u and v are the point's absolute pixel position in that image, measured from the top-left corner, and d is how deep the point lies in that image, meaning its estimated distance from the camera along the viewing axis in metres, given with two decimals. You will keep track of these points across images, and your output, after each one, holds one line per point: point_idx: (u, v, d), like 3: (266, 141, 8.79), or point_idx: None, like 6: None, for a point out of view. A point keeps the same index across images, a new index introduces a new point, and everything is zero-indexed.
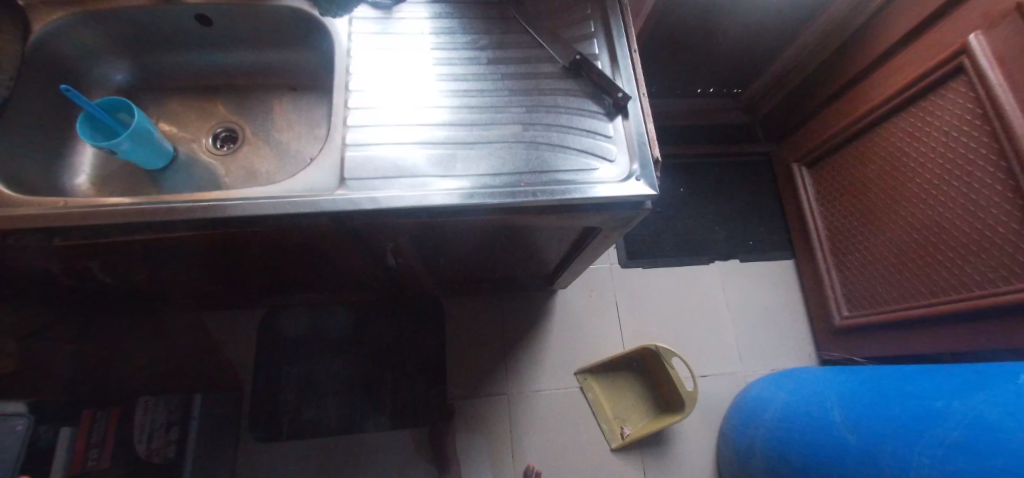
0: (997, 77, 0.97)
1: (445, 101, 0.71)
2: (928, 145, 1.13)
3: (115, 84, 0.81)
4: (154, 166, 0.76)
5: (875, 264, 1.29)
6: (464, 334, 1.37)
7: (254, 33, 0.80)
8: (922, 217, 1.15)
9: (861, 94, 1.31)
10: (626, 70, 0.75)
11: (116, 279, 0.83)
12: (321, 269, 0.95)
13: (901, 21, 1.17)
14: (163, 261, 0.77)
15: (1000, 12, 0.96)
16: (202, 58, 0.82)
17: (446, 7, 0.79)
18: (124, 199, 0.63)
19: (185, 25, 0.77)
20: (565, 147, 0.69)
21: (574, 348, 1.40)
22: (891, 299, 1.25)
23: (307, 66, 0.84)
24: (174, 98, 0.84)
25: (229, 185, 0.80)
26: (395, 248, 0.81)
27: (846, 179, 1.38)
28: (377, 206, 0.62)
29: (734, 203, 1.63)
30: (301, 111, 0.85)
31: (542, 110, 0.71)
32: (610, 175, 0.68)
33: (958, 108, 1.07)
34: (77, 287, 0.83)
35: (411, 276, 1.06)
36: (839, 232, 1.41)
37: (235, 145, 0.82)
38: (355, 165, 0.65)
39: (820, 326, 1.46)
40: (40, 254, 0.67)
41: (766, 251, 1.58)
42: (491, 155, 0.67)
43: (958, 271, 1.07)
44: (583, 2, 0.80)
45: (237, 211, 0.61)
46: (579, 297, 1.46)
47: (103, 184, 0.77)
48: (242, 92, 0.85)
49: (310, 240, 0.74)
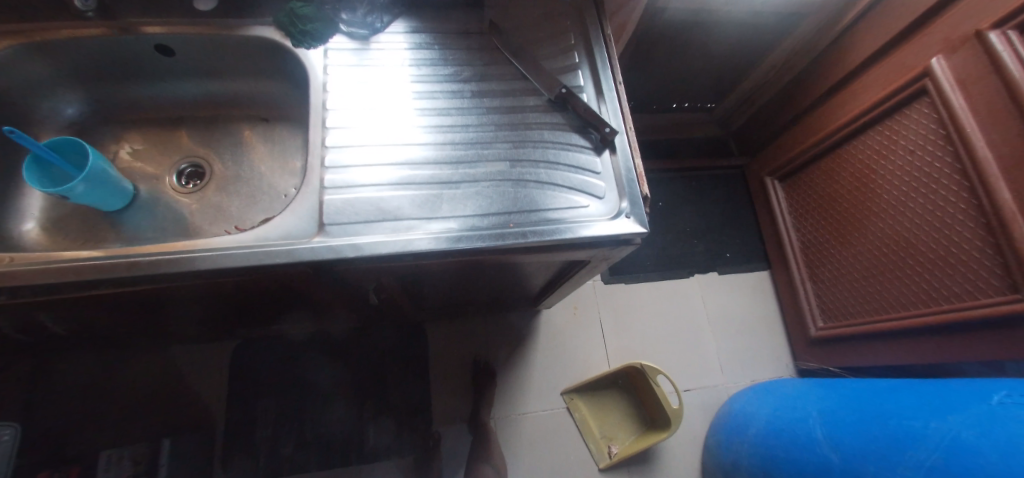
0: (959, 100, 1.01)
1: (427, 138, 0.68)
2: (895, 163, 1.17)
3: (67, 118, 0.74)
4: (113, 207, 0.72)
5: (846, 277, 1.32)
6: (446, 359, 1.35)
7: (221, 63, 0.75)
8: (890, 232, 1.19)
9: (830, 111, 1.35)
10: (611, 103, 0.74)
11: (70, 328, 0.76)
12: (297, 305, 0.90)
13: (867, 42, 1.21)
14: (125, 309, 0.71)
15: (960, 38, 1.01)
16: (165, 89, 0.77)
17: (425, 37, 0.76)
18: (81, 253, 0.58)
19: (145, 55, 0.72)
20: (552, 184, 0.68)
21: (559, 367, 1.40)
22: (862, 311, 1.29)
23: (278, 96, 0.80)
24: (132, 131, 0.78)
25: (197, 225, 0.75)
26: (377, 286, 0.77)
27: (817, 193, 1.41)
28: (360, 253, 0.59)
29: (712, 216, 1.65)
30: (271, 143, 0.80)
31: (528, 145, 0.70)
32: (600, 212, 0.67)
33: (921, 128, 1.11)
34: (25, 337, 0.76)
35: (393, 307, 1.03)
36: (811, 245, 1.45)
37: (201, 182, 0.77)
38: (334, 209, 0.61)
39: (796, 337, 1.49)
40: None
41: (743, 262, 1.61)
42: (477, 194, 0.65)
43: (925, 286, 1.11)
44: (566, 32, 0.79)
45: (208, 264, 0.57)
46: (562, 315, 1.45)
47: (55, 229, 0.71)
48: (209, 124, 0.80)
49: (286, 283, 0.70)
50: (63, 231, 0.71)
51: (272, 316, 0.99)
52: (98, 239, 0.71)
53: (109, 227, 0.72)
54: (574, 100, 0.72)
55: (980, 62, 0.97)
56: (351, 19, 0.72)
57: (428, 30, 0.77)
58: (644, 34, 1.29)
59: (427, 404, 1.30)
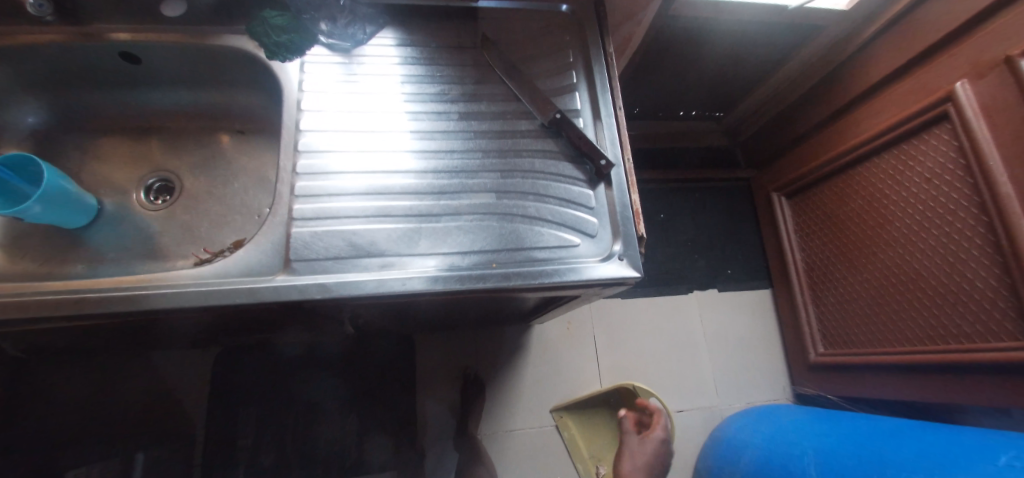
0: (983, 129, 0.95)
1: (408, 164, 0.63)
2: (908, 190, 1.11)
3: (29, 127, 0.69)
4: (75, 223, 0.68)
5: (850, 304, 1.28)
6: (434, 372, 1.30)
7: (192, 73, 0.70)
8: (900, 262, 1.14)
9: (842, 129, 1.28)
10: (609, 130, 0.68)
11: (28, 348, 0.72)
12: (272, 325, 0.86)
13: (887, 59, 1.14)
14: (84, 333, 0.67)
15: (989, 63, 0.94)
16: (132, 98, 0.72)
17: (410, 49, 0.70)
18: (34, 286, 0.54)
19: (108, 62, 0.67)
20: (541, 220, 0.63)
21: (549, 384, 1.36)
22: (865, 340, 1.24)
23: (253, 107, 0.75)
24: (99, 141, 0.72)
25: (164, 246, 0.70)
26: (352, 314, 0.73)
27: (824, 214, 1.35)
28: (327, 295, 0.55)
29: (715, 231, 1.59)
30: (245, 157, 0.75)
31: (517, 174, 0.65)
32: (591, 253, 0.62)
33: (938, 155, 1.04)
34: None
35: (374, 324, 0.98)
36: (815, 266, 1.39)
37: (171, 198, 0.73)
38: (303, 243, 0.57)
39: (795, 360, 1.45)
40: None
41: (744, 280, 1.55)
42: (459, 229, 0.61)
43: (933, 321, 1.07)
44: (564, 48, 0.74)
45: (163, 304, 0.52)
46: (555, 329, 1.40)
47: (12, 246, 0.66)
48: (180, 135, 0.75)
49: (253, 313, 0.66)
50: (20, 249, 0.66)
51: (247, 331, 0.95)
52: (60, 259, 0.67)
53: (72, 246, 0.68)
54: (569, 127, 0.67)
55: (1009, 90, 0.91)
56: (331, 30, 0.67)
57: (414, 42, 0.71)
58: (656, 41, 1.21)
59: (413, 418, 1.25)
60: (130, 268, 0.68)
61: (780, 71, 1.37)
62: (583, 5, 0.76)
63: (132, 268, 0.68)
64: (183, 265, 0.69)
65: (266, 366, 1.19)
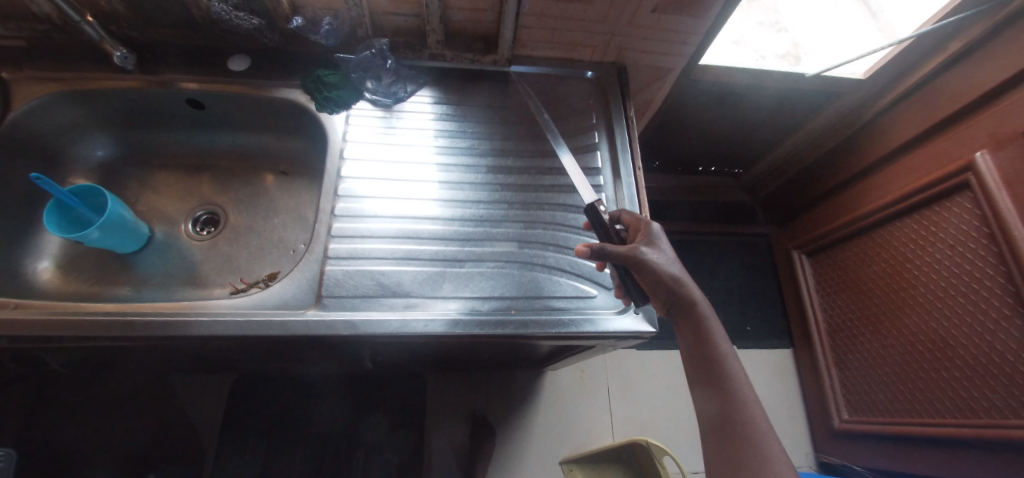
0: (1005, 201, 0.89)
1: (438, 210, 0.68)
2: (933, 256, 1.04)
3: (96, 160, 0.78)
4: (128, 249, 0.73)
5: (872, 369, 1.19)
6: (444, 411, 1.16)
7: (246, 120, 0.78)
8: (924, 328, 1.06)
9: (860, 195, 1.22)
10: (628, 188, 0.73)
11: (56, 358, 0.75)
12: (285, 358, 0.84)
13: (901, 128, 1.10)
14: (113, 352, 0.71)
15: (1009, 134, 0.89)
16: (194, 140, 0.80)
17: (444, 107, 0.77)
18: (97, 307, 0.59)
19: (176, 107, 0.75)
20: (560, 270, 0.66)
21: (563, 432, 1.19)
22: (889, 408, 1.16)
23: (295, 151, 0.81)
24: (158, 175, 0.80)
25: (204, 274, 0.75)
26: (368, 349, 0.72)
27: (845, 275, 1.27)
28: (352, 331, 0.58)
29: (736, 284, 1.51)
30: (287, 196, 0.80)
31: (539, 226, 0.69)
32: (607, 305, 0.65)
33: (961, 222, 0.98)
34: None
35: (384, 360, 0.93)
36: (835, 329, 1.31)
37: (215, 229, 0.78)
38: (335, 281, 0.62)
39: (819, 426, 1.34)
40: None
41: (765, 338, 1.45)
42: (483, 275, 0.64)
43: (962, 393, 0.99)
44: (587, 111, 0.79)
45: (198, 329, 0.57)
46: (568, 376, 1.25)
47: (66, 268, 0.72)
48: (228, 174, 0.81)
49: (275, 345, 0.68)
50: (75, 269, 0.72)
51: (243, 363, 0.92)
52: (109, 281, 0.72)
53: (121, 269, 0.73)
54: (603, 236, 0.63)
55: None
56: (376, 88, 0.75)
57: (448, 101, 0.77)
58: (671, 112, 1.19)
59: (418, 457, 1.10)
60: (172, 293, 0.72)
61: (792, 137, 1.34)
62: (606, 73, 0.81)
63: (173, 294, 0.72)
64: (220, 293, 0.73)
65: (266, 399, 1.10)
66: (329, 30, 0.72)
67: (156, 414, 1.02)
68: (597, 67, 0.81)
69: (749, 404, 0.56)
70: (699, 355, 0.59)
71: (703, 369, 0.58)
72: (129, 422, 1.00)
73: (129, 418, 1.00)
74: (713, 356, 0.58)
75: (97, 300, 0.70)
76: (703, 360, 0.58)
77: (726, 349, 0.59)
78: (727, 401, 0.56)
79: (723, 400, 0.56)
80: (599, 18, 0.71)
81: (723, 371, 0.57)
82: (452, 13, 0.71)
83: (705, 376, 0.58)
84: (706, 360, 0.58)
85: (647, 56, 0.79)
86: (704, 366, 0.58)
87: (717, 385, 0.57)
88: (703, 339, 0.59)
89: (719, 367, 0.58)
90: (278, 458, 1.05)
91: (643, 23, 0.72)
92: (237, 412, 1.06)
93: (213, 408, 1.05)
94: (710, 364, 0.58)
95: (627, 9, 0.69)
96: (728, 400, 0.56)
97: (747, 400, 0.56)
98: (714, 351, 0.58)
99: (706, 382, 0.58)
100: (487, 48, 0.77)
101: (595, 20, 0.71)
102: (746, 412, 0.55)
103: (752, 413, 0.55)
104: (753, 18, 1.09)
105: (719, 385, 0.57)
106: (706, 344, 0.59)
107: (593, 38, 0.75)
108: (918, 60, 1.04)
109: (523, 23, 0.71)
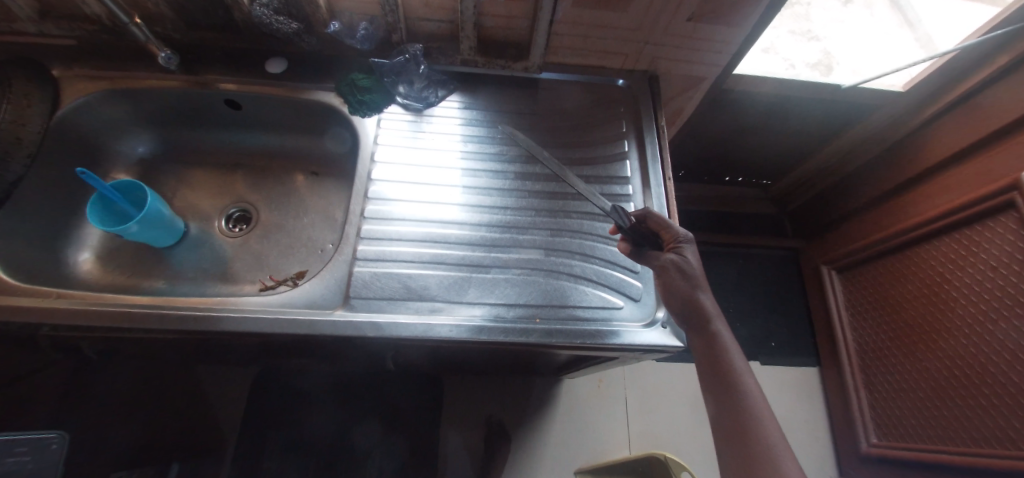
0: None
1: (465, 215, 0.68)
2: (974, 278, 0.99)
3: (137, 156, 0.80)
4: (164, 243, 0.75)
5: (904, 393, 1.14)
6: (460, 414, 1.16)
7: (281, 121, 0.80)
8: (961, 353, 1.01)
9: (893, 211, 1.17)
10: (658, 199, 0.71)
11: (90, 346, 0.78)
12: (307, 355, 0.85)
13: (941, 144, 1.05)
14: (145, 343, 0.72)
15: None
16: (230, 139, 0.82)
17: (473, 112, 0.77)
18: (135, 299, 0.61)
19: (214, 107, 0.77)
20: (586, 280, 0.66)
21: (579, 441, 1.18)
22: (921, 434, 1.11)
23: (325, 152, 0.83)
24: (194, 172, 0.82)
25: (234, 270, 0.76)
26: (390, 350, 0.73)
27: (877, 294, 1.21)
28: (378, 333, 0.59)
29: (762, 298, 1.46)
30: (316, 196, 0.82)
31: (565, 234, 0.69)
32: (634, 317, 0.64)
33: (1005, 243, 0.93)
34: (38, 344, 0.77)
35: (404, 361, 0.93)
36: (864, 349, 1.26)
37: (247, 227, 0.80)
38: (362, 282, 0.62)
39: (845, 449, 1.29)
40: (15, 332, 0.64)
41: (789, 355, 1.41)
42: (508, 282, 0.64)
43: (1002, 422, 0.94)
44: (617, 119, 0.78)
45: (229, 325, 0.58)
46: (586, 385, 1.24)
47: (105, 260, 0.74)
48: (261, 173, 0.83)
49: (299, 342, 0.68)
50: (114, 262, 0.74)
51: (266, 358, 0.93)
52: (144, 273, 0.74)
53: (156, 262, 0.75)
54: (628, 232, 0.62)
55: None
56: (407, 92, 0.76)
57: (477, 106, 0.78)
58: (699, 123, 1.17)
59: (432, 459, 1.10)
60: (204, 288, 0.74)
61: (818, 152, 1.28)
62: (638, 81, 0.80)
63: (205, 289, 0.74)
64: (250, 289, 0.75)
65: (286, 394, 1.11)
66: (364, 34, 0.74)
67: (180, 404, 1.05)
68: (628, 76, 0.80)
69: (764, 423, 0.54)
70: (712, 371, 0.57)
71: (718, 385, 0.56)
72: (155, 411, 1.03)
73: (155, 407, 1.03)
74: (725, 372, 0.56)
75: (134, 292, 0.72)
76: (715, 377, 0.56)
77: (740, 365, 0.56)
78: (740, 421, 0.54)
79: (738, 419, 0.54)
80: (632, 26, 0.70)
81: (736, 389, 0.55)
82: (485, 19, 0.71)
83: (718, 393, 0.56)
84: (719, 377, 0.56)
85: (680, 65, 0.78)
86: (717, 384, 0.56)
87: (731, 404, 0.55)
88: (715, 355, 0.57)
89: (732, 384, 0.55)
90: (296, 453, 1.06)
91: (677, 31, 0.71)
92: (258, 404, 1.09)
93: (235, 400, 1.07)
94: (723, 381, 0.56)
95: (661, 18, 0.68)
96: (742, 420, 0.54)
97: (763, 418, 0.54)
98: (727, 368, 0.56)
99: (719, 401, 0.55)
100: (519, 55, 0.77)
101: (628, 28, 0.70)
102: (761, 432, 0.53)
103: (769, 433, 0.53)
104: (784, 27, 1.06)
105: (734, 404, 0.54)
106: (719, 359, 0.57)
107: (626, 47, 0.75)
108: (963, 74, 0.98)
109: (556, 30, 0.71)
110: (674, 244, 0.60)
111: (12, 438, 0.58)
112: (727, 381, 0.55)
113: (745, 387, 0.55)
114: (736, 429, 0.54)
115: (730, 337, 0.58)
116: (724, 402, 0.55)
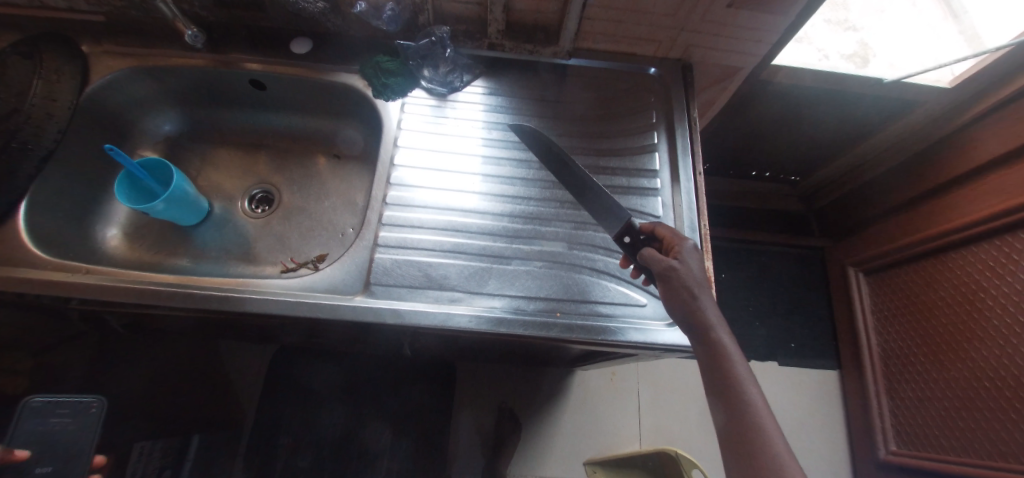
0: None
1: (486, 204, 0.67)
2: (1012, 287, 0.94)
3: (162, 134, 0.81)
4: (188, 222, 0.76)
5: (930, 402, 1.10)
6: (473, 397, 1.18)
7: (305, 102, 0.79)
8: (995, 364, 0.96)
9: (927, 214, 1.11)
10: (686, 194, 0.69)
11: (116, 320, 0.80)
12: (323, 337, 0.85)
13: (985, 144, 0.98)
14: (167, 319, 0.74)
15: None
16: (255, 119, 0.82)
17: (496, 99, 0.75)
18: (159, 278, 0.62)
19: (240, 87, 0.77)
20: (608, 275, 0.64)
21: (589, 433, 1.18)
22: (946, 445, 1.07)
23: (348, 135, 0.82)
24: (219, 152, 0.83)
25: (257, 251, 0.77)
26: (407, 336, 0.72)
27: (906, 299, 1.17)
28: (398, 320, 0.59)
29: (783, 297, 1.43)
30: (338, 179, 0.81)
31: (589, 227, 0.67)
32: (657, 315, 0.62)
33: None
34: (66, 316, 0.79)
35: (417, 348, 0.94)
36: (888, 354, 1.22)
37: (269, 208, 0.80)
38: (384, 269, 0.62)
39: (861, 454, 1.26)
40: (45, 303, 0.65)
41: (809, 356, 1.37)
42: (530, 274, 0.63)
43: None
44: (646, 109, 0.75)
45: (251, 307, 0.58)
46: (599, 377, 1.23)
47: (133, 236, 0.76)
48: (284, 155, 0.83)
49: (317, 325, 0.69)
50: (140, 238, 0.76)
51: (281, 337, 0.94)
52: (169, 251, 0.75)
53: (181, 240, 0.76)
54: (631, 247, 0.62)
55: None
56: (432, 76, 0.74)
57: (501, 93, 0.76)
58: (731, 116, 1.13)
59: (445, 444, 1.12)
60: (226, 267, 0.75)
61: (851, 150, 1.23)
62: (670, 70, 0.77)
63: (227, 268, 0.75)
64: (270, 270, 0.75)
65: (301, 375, 1.13)
66: (391, 15, 0.71)
67: (201, 380, 1.07)
68: (661, 63, 0.77)
69: (769, 432, 0.50)
70: (713, 376, 0.54)
71: (720, 395, 0.53)
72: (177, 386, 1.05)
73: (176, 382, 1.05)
74: (728, 378, 0.53)
75: (159, 270, 0.73)
76: (717, 382, 0.53)
77: (742, 370, 0.53)
78: (744, 431, 0.51)
79: (741, 429, 0.51)
80: (667, 12, 0.67)
81: (739, 395, 0.52)
82: (515, 2, 0.69)
83: (720, 399, 0.53)
84: (721, 383, 0.53)
85: (715, 54, 0.75)
86: (719, 390, 0.53)
87: (735, 413, 0.51)
88: (716, 359, 0.54)
89: (735, 390, 0.52)
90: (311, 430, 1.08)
91: (714, 19, 0.67)
92: (278, 383, 1.11)
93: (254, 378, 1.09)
94: (724, 385, 0.53)
95: (699, 5, 0.65)
96: (745, 429, 0.50)
97: (769, 428, 0.50)
98: (729, 372, 0.53)
99: (721, 408, 0.53)
100: (548, 40, 0.75)
101: (663, 13, 0.67)
102: (766, 443, 0.49)
103: (774, 443, 0.49)
104: (821, 16, 1.01)
105: (736, 410, 0.51)
106: (722, 365, 0.53)
107: (660, 33, 0.72)
108: (1016, 71, 0.91)
109: (588, 15, 0.69)
110: (678, 250, 0.58)
111: (57, 400, 0.59)
112: (731, 394, 0.52)
113: (748, 394, 0.52)
114: (739, 438, 0.51)
115: (733, 344, 0.54)
116: (729, 415, 0.52)
